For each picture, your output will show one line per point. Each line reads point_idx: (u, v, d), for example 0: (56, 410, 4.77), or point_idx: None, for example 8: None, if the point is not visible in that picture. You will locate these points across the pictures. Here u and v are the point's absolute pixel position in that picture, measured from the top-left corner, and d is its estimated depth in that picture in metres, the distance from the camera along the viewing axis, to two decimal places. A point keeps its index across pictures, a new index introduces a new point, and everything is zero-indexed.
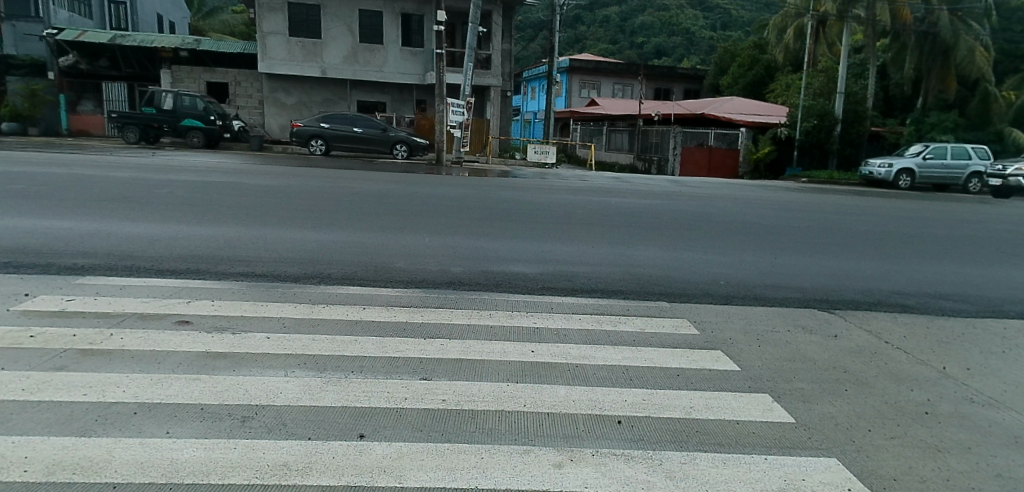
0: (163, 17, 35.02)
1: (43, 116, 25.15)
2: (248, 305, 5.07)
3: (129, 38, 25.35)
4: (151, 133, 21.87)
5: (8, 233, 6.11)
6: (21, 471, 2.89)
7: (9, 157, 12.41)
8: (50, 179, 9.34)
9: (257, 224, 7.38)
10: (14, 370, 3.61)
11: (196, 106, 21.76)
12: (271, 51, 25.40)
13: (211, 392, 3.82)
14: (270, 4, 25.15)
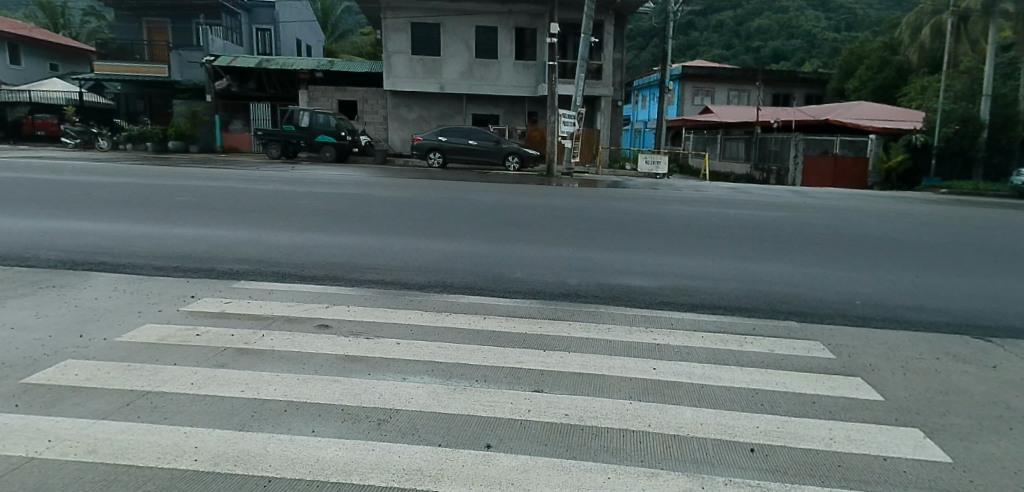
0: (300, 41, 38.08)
1: (201, 135, 27.85)
2: (378, 311, 5.30)
3: (272, 62, 27.80)
4: (290, 149, 23.71)
5: (179, 240, 6.82)
6: (191, 460, 3.14)
7: (177, 172, 13.95)
8: (213, 192, 10.38)
9: (384, 234, 7.75)
10: (184, 366, 3.97)
11: (329, 123, 23.44)
12: (394, 69, 26.84)
13: (348, 395, 4.00)
14: (394, 25, 26.59)
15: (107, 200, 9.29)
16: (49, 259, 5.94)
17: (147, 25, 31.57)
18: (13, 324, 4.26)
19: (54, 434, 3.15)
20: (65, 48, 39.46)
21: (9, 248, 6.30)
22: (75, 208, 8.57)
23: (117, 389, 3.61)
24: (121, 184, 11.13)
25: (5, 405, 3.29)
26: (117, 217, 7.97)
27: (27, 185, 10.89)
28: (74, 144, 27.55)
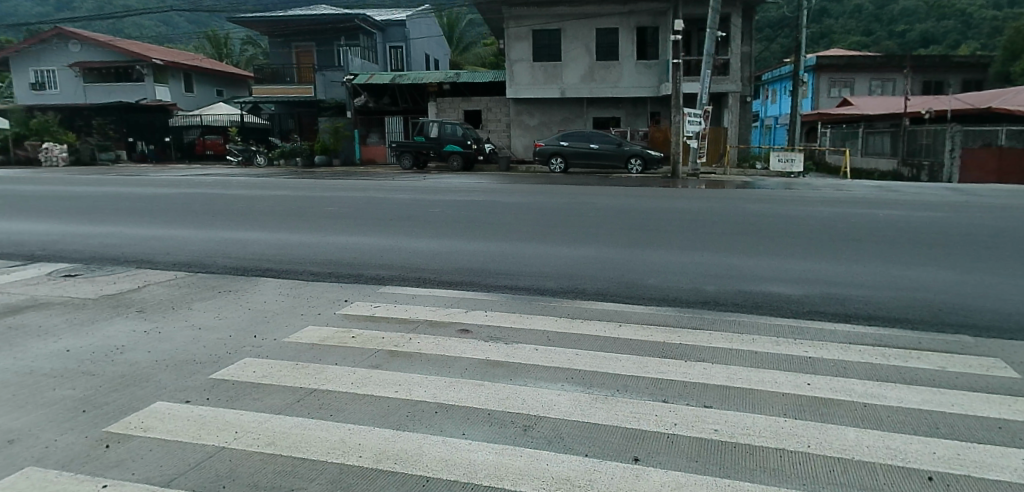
0: (427, 55, 39.91)
1: (342, 149, 30.21)
2: (514, 317, 5.36)
3: (405, 77, 29.38)
4: (421, 158, 25.04)
5: (337, 247, 7.34)
6: (356, 456, 3.30)
7: (330, 184, 15.11)
8: (366, 201, 11.11)
9: (516, 240, 7.87)
10: (343, 366, 4.22)
11: (456, 133, 24.39)
12: (517, 76, 27.37)
13: (491, 400, 4.03)
14: (517, 33, 27.12)
15: (277, 211, 10.22)
16: (225, 265, 6.61)
17: (296, 49, 34.54)
18: (200, 324, 4.77)
19: (236, 425, 3.44)
20: (225, 75, 44.23)
21: (196, 256, 7.10)
22: (248, 219, 9.52)
23: (286, 386, 3.90)
24: (278, 197, 12.18)
25: (198, 398, 3.66)
26: (278, 227, 8.72)
27: (209, 199, 12.28)
28: (237, 162, 31.16)
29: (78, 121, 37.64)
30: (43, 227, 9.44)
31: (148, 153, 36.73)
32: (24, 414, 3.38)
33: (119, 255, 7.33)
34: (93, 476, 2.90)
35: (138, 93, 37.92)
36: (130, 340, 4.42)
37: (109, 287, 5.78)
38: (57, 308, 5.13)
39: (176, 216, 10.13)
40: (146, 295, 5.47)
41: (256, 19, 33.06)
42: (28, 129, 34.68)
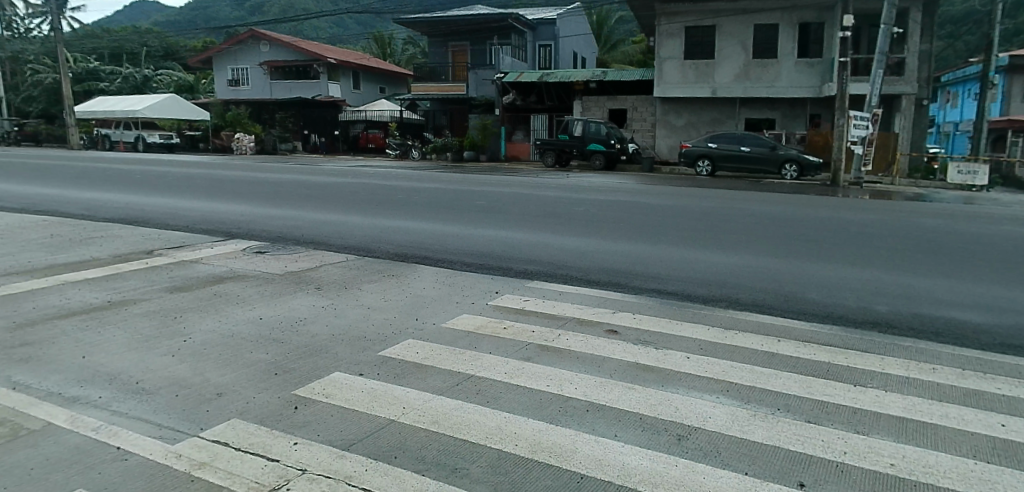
0: (574, 54, 40.13)
1: (490, 145, 30.96)
2: (663, 322, 5.24)
3: (553, 75, 29.80)
4: (564, 157, 25.35)
5: (496, 240, 7.65)
6: (513, 443, 3.32)
7: (491, 178, 15.82)
8: (530, 195, 11.48)
9: (666, 243, 7.72)
10: (498, 355, 4.36)
11: (600, 131, 24.40)
12: (666, 75, 26.76)
13: (644, 403, 3.89)
14: (669, 30, 26.55)
15: (447, 202, 10.85)
16: (388, 251, 7.10)
17: (451, 49, 36.27)
18: (369, 303, 5.16)
19: (404, 401, 3.64)
20: (387, 73, 47.70)
21: (362, 241, 7.70)
22: (408, 209, 10.16)
23: (444, 369, 4.09)
24: (446, 189, 12.91)
25: (369, 372, 3.94)
26: (433, 218, 9.23)
27: (382, 190, 13.20)
28: (394, 155, 33.13)
29: (265, 115, 43.15)
30: (237, 208, 10.61)
31: (320, 144, 40.59)
32: (230, 371, 3.85)
33: (298, 236, 8.14)
34: (279, 435, 3.19)
35: (312, 90, 41.47)
36: (310, 313, 4.89)
37: (292, 264, 6.42)
38: (250, 280, 5.80)
39: (341, 203, 11.03)
40: (325, 274, 6.02)
41: (418, 20, 35.07)
42: (225, 120, 39.91)
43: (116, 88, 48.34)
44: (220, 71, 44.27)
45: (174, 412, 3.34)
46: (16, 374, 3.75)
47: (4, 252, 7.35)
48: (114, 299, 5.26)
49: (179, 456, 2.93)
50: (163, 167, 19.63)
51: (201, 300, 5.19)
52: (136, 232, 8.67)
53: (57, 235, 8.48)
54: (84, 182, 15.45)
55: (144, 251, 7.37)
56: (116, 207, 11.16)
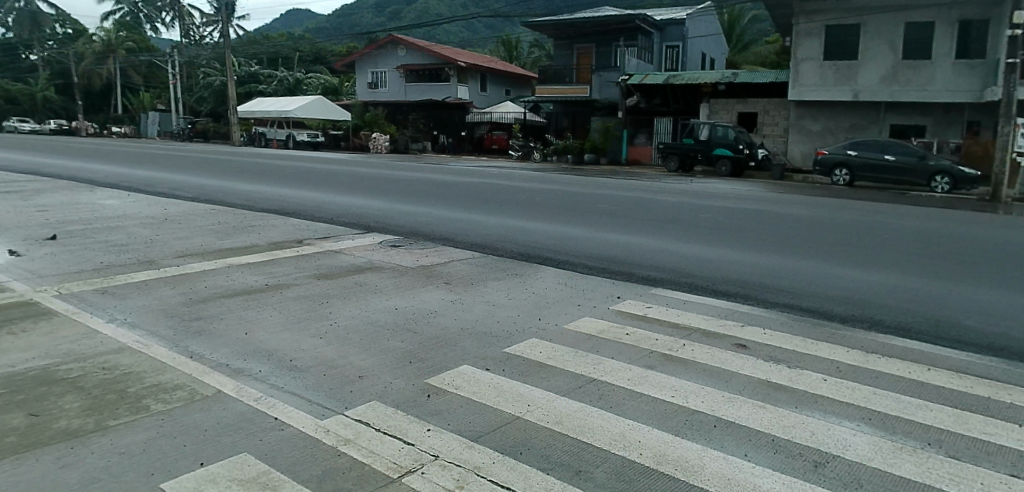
0: (703, 54, 38.80)
1: (611, 148, 30.73)
2: (796, 340, 4.94)
3: (680, 77, 29.04)
4: (688, 162, 24.71)
5: (618, 245, 7.68)
6: (637, 452, 3.22)
7: (623, 181, 15.80)
8: (660, 201, 11.34)
9: (798, 256, 7.32)
10: (621, 361, 4.33)
11: (728, 136, 23.48)
12: (802, 77, 25.25)
13: (777, 424, 3.65)
14: (807, 30, 24.92)
15: (576, 204, 11.00)
16: (512, 250, 7.35)
17: (577, 51, 36.18)
18: (493, 300, 5.40)
19: (529, 399, 3.69)
20: (513, 75, 48.78)
21: (486, 239, 8.00)
22: (534, 210, 10.41)
23: (568, 371, 4.11)
24: (575, 191, 13.04)
25: (496, 368, 4.06)
26: (554, 219, 9.38)
27: (511, 190, 13.51)
28: (516, 156, 34.29)
29: (399, 116, 45.60)
30: (375, 204, 11.34)
31: (447, 144, 41.93)
32: (369, 356, 4.18)
33: (429, 231, 8.61)
34: (410, 421, 3.34)
35: (443, 92, 43.88)
36: (440, 306, 5.23)
37: (423, 259, 6.88)
38: (386, 272, 6.34)
39: (469, 202, 11.47)
40: (453, 269, 6.41)
41: (546, 23, 35.56)
42: (363, 120, 42.15)
43: (272, 89, 53.13)
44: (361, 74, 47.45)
45: (323, 390, 3.65)
46: (193, 346, 4.39)
47: (185, 236, 8.40)
48: (270, 283, 6.03)
49: (326, 431, 3.16)
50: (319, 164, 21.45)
51: (344, 288, 5.80)
52: (290, 222, 9.50)
53: (224, 222, 9.49)
54: (254, 175, 17.16)
55: (296, 239, 8.12)
56: (276, 199, 12.29)
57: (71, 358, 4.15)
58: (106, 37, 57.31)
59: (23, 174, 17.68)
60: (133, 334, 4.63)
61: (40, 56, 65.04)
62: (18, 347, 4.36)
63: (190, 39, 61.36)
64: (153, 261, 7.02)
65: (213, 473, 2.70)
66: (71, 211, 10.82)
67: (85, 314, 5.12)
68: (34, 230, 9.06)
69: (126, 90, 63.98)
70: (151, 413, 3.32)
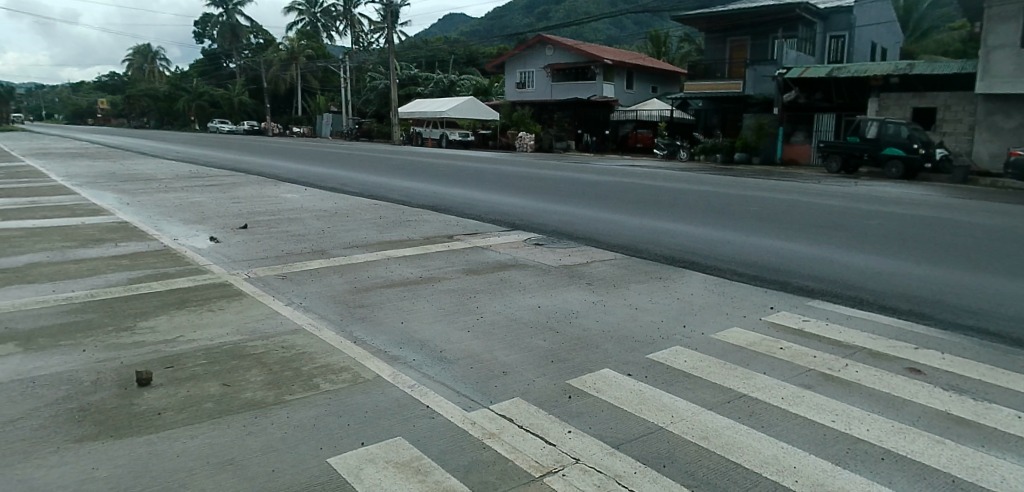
0: (875, 44, 35.11)
1: (764, 147, 28.99)
2: (984, 368, 4.25)
3: (845, 70, 26.28)
4: (852, 163, 22.51)
5: (768, 250, 7.23)
6: (791, 479, 2.90)
7: (780, 184, 14.77)
8: (820, 205, 10.45)
9: (988, 272, 6.36)
10: (772, 378, 4.03)
11: (900, 134, 21.12)
12: (994, 67, 22.28)
13: (959, 464, 3.06)
14: (1002, 14, 22.05)
15: (725, 206, 10.49)
16: (657, 253, 7.19)
17: (731, 44, 34.81)
18: (635, 304, 5.34)
19: (673, 410, 3.56)
20: (660, 71, 47.51)
21: (629, 241, 7.88)
22: (679, 210, 10.10)
23: (716, 384, 3.92)
24: (725, 192, 12.42)
25: (638, 374, 3.99)
26: (701, 221, 9.02)
27: (652, 190, 13.19)
28: (661, 155, 33.35)
29: (544, 115, 45.56)
30: (517, 202, 11.63)
31: (591, 143, 41.53)
32: (514, 352, 4.33)
33: (572, 230, 8.67)
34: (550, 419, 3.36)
35: (588, 91, 43.78)
36: (582, 307, 5.30)
37: (566, 258, 6.98)
38: (530, 269, 6.54)
39: (611, 202, 11.37)
40: (595, 270, 6.44)
41: (696, 16, 34.26)
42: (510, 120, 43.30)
43: (428, 91, 56.40)
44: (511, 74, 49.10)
45: (470, 382, 3.83)
46: (357, 332, 4.83)
47: (351, 228, 9.17)
48: (423, 275, 6.44)
49: (473, 423, 3.30)
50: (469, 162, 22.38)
51: (490, 283, 6.07)
52: (441, 218, 10.01)
53: (384, 216, 10.25)
54: (412, 172, 18.35)
55: (447, 235, 8.55)
56: (427, 196, 13.02)
57: (257, 336, 4.73)
58: (290, 46, 64.30)
59: (225, 169, 20.38)
60: (307, 317, 5.18)
61: (239, 65, 74.55)
62: (217, 322, 5.06)
63: (359, 46, 66.92)
64: (323, 250, 7.76)
65: (372, 453, 2.93)
66: (259, 203, 12.25)
67: (269, 296, 5.80)
68: (231, 219, 10.40)
69: (305, 93, 71.36)
70: (322, 391, 3.70)
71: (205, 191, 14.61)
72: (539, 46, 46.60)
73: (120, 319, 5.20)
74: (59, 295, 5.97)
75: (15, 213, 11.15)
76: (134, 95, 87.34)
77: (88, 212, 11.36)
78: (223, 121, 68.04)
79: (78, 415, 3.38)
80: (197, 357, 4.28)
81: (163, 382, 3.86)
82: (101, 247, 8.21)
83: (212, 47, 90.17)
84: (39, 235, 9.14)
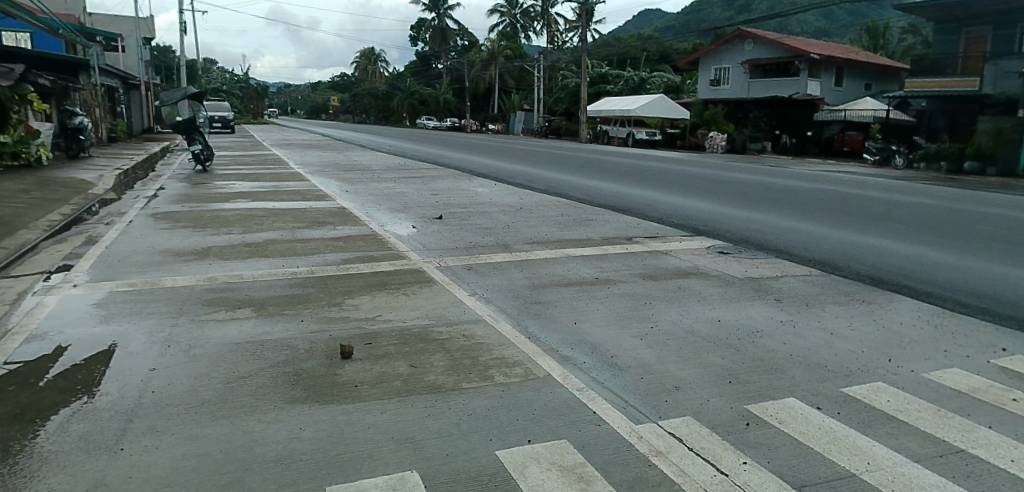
0: None
1: (1003, 156, 24.21)
2: None
3: None
4: None
5: (1003, 279, 6.05)
6: None
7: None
8: None
9: None
10: (998, 434, 3.25)
11: None
12: None
13: None
14: None
15: (950, 223, 9.00)
16: (859, 272, 6.41)
17: (966, 35, 30.00)
18: (831, 329, 4.82)
19: (870, 456, 3.03)
20: (878, 67, 43.61)
21: (829, 256, 7.10)
22: (889, 224, 8.90)
23: (924, 432, 3.28)
24: (950, 206, 10.70)
25: (829, 408, 3.55)
26: (916, 239, 7.85)
27: (861, 200, 11.73)
28: (872, 161, 29.30)
29: (739, 114, 42.12)
30: (703, 206, 11.09)
31: (790, 146, 37.75)
32: (688, 367, 4.15)
33: (762, 240, 8.04)
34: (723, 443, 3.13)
35: (790, 88, 41.69)
36: (768, 326, 4.92)
37: (753, 270, 6.54)
38: (712, 279, 6.23)
39: (810, 210, 10.34)
40: (785, 286, 5.94)
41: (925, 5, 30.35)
42: (701, 118, 41.54)
43: (618, 89, 56.06)
44: (705, 70, 47.95)
45: (640, 394, 3.73)
46: (532, 327, 4.99)
47: (533, 224, 9.46)
48: (600, 277, 6.44)
49: (641, 438, 3.19)
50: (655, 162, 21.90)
51: (668, 291, 5.90)
52: (621, 219, 9.91)
53: (566, 214, 10.45)
54: (596, 170, 18.55)
55: (626, 236, 8.44)
56: (609, 195, 12.97)
57: (442, 322, 5.11)
58: (490, 47, 68.07)
59: (428, 162, 22.43)
60: (486, 308, 5.47)
61: (446, 66, 80.85)
62: (410, 305, 5.58)
63: (554, 45, 68.64)
64: (507, 244, 8.12)
65: (539, 453, 3.00)
66: (454, 195, 13.22)
67: (454, 285, 6.24)
68: (429, 210, 11.33)
69: (501, 92, 75.11)
70: (494, 383, 3.88)
71: (408, 183, 16.09)
72: (737, 41, 45.08)
73: (332, 295, 5.96)
74: (286, 269, 6.99)
75: (262, 196, 13.28)
76: (359, 93, 99.24)
77: (316, 198, 13.14)
78: (428, 118, 74.28)
79: (293, 378, 3.95)
80: (391, 337, 4.75)
81: (361, 357, 4.35)
82: (323, 229, 9.46)
83: (424, 49, 98.80)
84: (278, 216, 10.77)
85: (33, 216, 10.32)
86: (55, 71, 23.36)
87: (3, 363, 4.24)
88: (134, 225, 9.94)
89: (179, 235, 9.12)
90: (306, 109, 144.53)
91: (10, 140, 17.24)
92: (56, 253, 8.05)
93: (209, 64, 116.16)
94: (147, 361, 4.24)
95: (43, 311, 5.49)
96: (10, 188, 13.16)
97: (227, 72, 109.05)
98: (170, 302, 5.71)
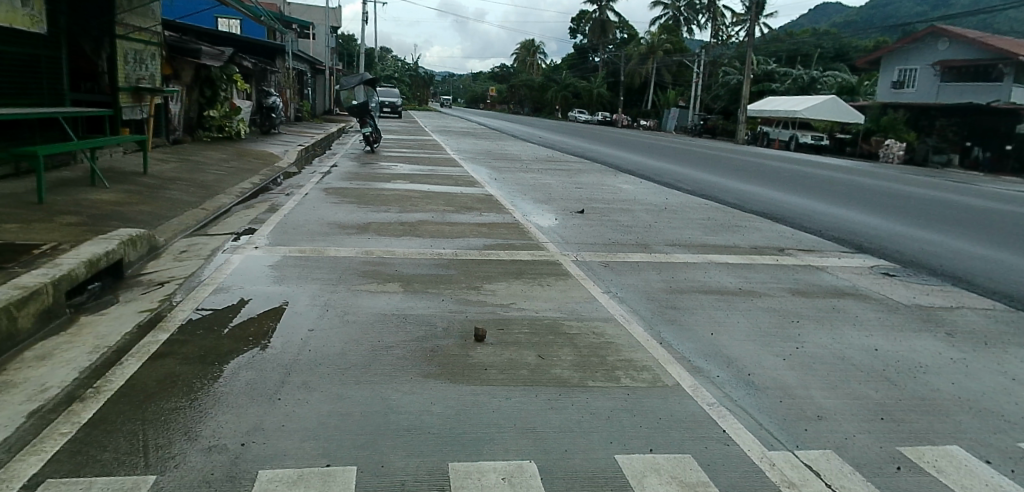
0: None
1: None
2: None
3: None
4: None
5: None
6: None
7: None
8: None
9: None
10: None
11: None
12: None
13: None
14: None
15: None
16: None
17: None
18: (1012, 374, 4.18)
19: None
20: None
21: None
22: None
23: None
24: None
25: (1003, 464, 3.05)
26: None
27: None
28: None
29: (923, 121, 36.90)
30: (870, 220, 10.04)
31: (982, 160, 32.85)
32: (835, 395, 3.83)
33: (939, 265, 7.11)
34: (866, 481, 2.84)
35: (991, 94, 36.42)
36: (933, 362, 4.37)
37: (922, 297, 5.83)
38: (873, 303, 5.66)
39: (1005, 236, 8.96)
40: (963, 319, 5.22)
41: None
42: (878, 124, 37.50)
43: (785, 88, 52.20)
44: (888, 72, 43.46)
45: (778, 418, 3.50)
46: (664, 333, 4.87)
47: (677, 226, 9.17)
48: (743, 287, 6.11)
49: (772, 464, 2.97)
50: (820, 169, 20.18)
51: (820, 310, 5.45)
52: (774, 228, 9.26)
53: (714, 218, 9.98)
54: (750, 174, 17.55)
55: (777, 247, 7.90)
56: (764, 202, 12.17)
57: (573, 317, 5.16)
58: (650, 41, 66.48)
59: (575, 156, 22.67)
60: (619, 307, 5.44)
61: (603, 59, 80.62)
62: (543, 296, 5.71)
63: (718, 40, 65.41)
64: (646, 245, 7.95)
65: (659, 464, 2.92)
66: (597, 190, 13.23)
67: (590, 281, 6.27)
68: (571, 203, 11.44)
69: (657, 88, 73.23)
70: (620, 385, 3.86)
71: (554, 174, 16.34)
72: (930, 39, 40.34)
73: (471, 279, 6.24)
74: (432, 250, 7.45)
75: (419, 179, 14.23)
76: (516, 85, 102.31)
77: (465, 183, 13.82)
78: (581, 112, 74.62)
79: (429, 354, 4.22)
80: (522, 326, 4.89)
81: (492, 341, 4.53)
82: (470, 214, 9.94)
83: (582, 43, 99.40)
84: (431, 198, 11.51)
85: (231, 183, 11.94)
86: (258, 56, 26.64)
87: (197, 309, 5.02)
88: (308, 198, 11.16)
89: (344, 209, 10.06)
90: (467, 98, 152.16)
91: (218, 114, 19.83)
92: (244, 217, 9.24)
93: (385, 52, 125.82)
94: (307, 321, 4.79)
95: (229, 267, 6.37)
96: (215, 157, 15.33)
97: (398, 60, 117.27)
98: (330, 271, 6.36)
